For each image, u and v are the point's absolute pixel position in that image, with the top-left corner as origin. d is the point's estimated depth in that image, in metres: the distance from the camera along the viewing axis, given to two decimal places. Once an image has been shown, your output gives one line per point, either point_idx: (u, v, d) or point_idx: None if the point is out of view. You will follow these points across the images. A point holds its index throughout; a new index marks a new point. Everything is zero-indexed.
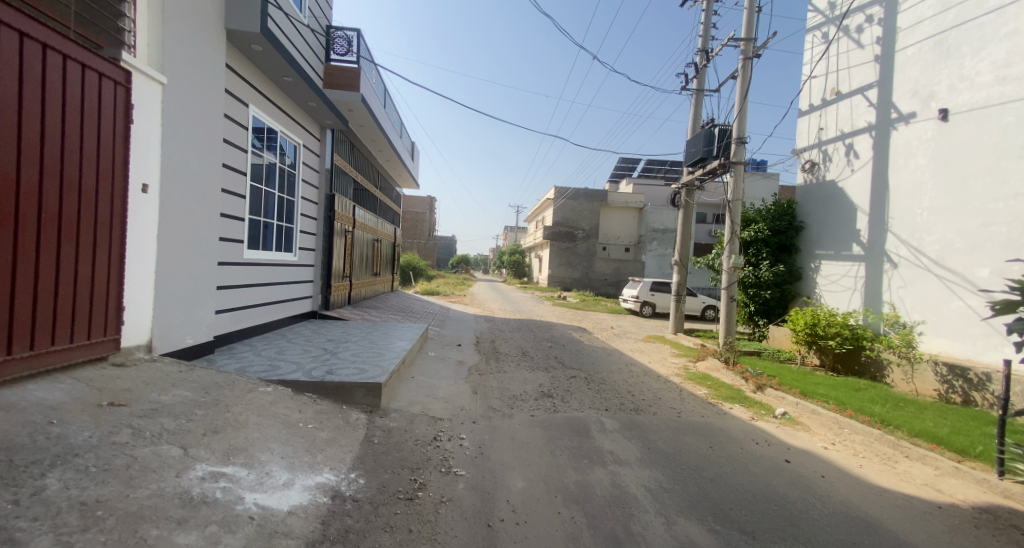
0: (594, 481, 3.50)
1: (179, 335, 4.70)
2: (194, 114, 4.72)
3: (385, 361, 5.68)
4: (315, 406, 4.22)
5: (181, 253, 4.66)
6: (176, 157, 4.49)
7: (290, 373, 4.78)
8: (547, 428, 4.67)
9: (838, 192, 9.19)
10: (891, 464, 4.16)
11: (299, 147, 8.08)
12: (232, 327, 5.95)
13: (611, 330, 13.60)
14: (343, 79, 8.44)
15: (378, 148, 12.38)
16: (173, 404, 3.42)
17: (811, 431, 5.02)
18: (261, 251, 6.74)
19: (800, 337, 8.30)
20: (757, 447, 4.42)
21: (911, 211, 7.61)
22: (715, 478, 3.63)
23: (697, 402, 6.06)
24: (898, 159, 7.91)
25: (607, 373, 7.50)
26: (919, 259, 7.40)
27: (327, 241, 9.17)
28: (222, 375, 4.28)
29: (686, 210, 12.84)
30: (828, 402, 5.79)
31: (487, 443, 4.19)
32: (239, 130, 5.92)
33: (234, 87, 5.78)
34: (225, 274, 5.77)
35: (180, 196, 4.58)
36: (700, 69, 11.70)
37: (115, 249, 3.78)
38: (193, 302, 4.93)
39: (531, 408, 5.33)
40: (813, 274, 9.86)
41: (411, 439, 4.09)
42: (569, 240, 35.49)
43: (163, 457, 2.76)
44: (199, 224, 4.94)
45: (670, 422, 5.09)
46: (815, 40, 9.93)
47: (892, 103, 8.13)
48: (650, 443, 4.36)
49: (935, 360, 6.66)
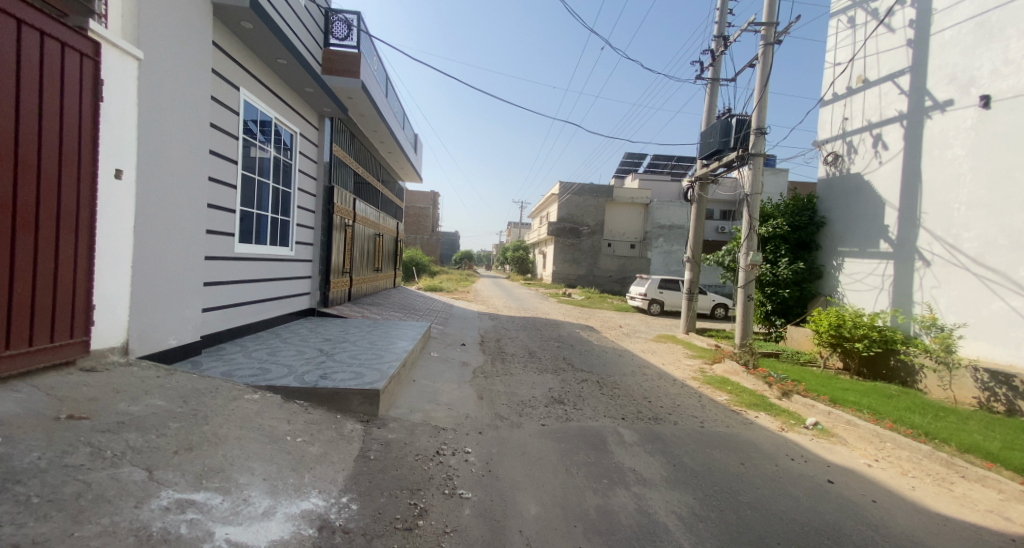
0: (618, 506, 3.10)
1: (159, 336, 4.30)
2: (175, 95, 4.30)
3: (384, 364, 5.28)
4: (305, 416, 3.82)
5: (163, 245, 4.26)
6: (156, 141, 4.08)
7: (281, 378, 4.39)
8: (560, 440, 4.25)
9: (865, 185, 8.72)
10: (946, 486, 3.74)
11: (297, 135, 7.68)
12: (221, 326, 5.56)
13: (621, 329, 13.13)
14: (343, 65, 8.04)
15: (380, 138, 11.95)
16: (144, 416, 3.02)
17: (849, 444, 4.61)
18: (254, 245, 6.35)
19: (823, 339, 7.83)
20: (794, 464, 4.00)
21: (946, 205, 7.14)
22: (755, 504, 3.21)
23: (720, 409, 5.63)
24: (932, 149, 7.44)
25: (620, 376, 7.08)
26: (955, 257, 6.95)
27: (326, 234, 8.78)
28: (205, 381, 3.89)
29: (699, 204, 12.36)
30: (863, 411, 5.36)
31: (496, 459, 3.78)
32: (228, 114, 5.51)
33: (222, 69, 5.37)
34: (213, 270, 5.37)
35: (161, 183, 4.17)
36: (715, 56, 11.20)
37: (82, 241, 3.38)
38: (177, 299, 4.54)
39: (541, 416, 4.91)
40: (835, 273, 9.40)
41: (411, 454, 3.69)
42: (573, 236, 35.02)
43: (124, 484, 2.36)
44: (182, 216, 4.53)
45: (693, 433, 4.68)
46: (840, 24, 9.43)
47: (926, 90, 7.65)
48: (675, 459, 3.94)
49: (975, 366, 6.16)
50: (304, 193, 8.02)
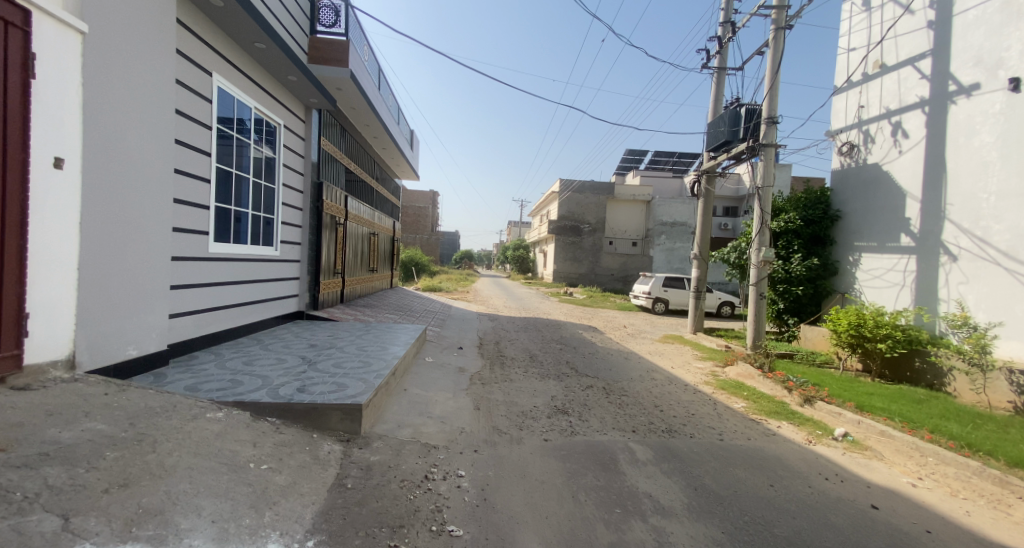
0: (634, 544, 2.65)
1: (115, 345, 3.84)
2: (129, 75, 3.83)
3: (371, 374, 4.82)
4: (275, 437, 3.36)
5: (119, 244, 3.80)
6: (107, 126, 3.63)
7: (253, 392, 3.92)
8: (564, 459, 3.79)
9: (883, 176, 8.27)
10: (1004, 510, 3.26)
11: (280, 128, 7.22)
12: (192, 333, 5.10)
13: (625, 329, 12.66)
14: (329, 53, 7.57)
15: (373, 133, 11.49)
16: (77, 444, 2.53)
17: (885, 459, 4.13)
18: (232, 244, 5.89)
19: (842, 339, 7.35)
20: (829, 485, 3.53)
21: (974, 195, 6.67)
22: (793, 539, 2.75)
23: (738, 418, 5.16)
24: (957, 137, 6.96)
25: (628, 382, 6.62)
26: (984, 251, 6.48)
27: (314, 233, 8.33)
28: (163, 397, 3.41)
29: (706, 199, 11.90)
30: (895, 419, 4.89)
31: (493, 484, 3.31)
32: (197, 101, 5.04)
33: (190, 51, 4.91)
34: (182, 272, 4.91)
35: (114, 174, 3.71)
36: (723, 44, 10.74)
37: (9, 238, 2.94)
38: (139, 304, 4.09)
39: (543, 430, 4.45)
40: (852, 269, 8.95)
41: (396, 480, 3.23)
42: (574, 233, 34.49)
43: (29, 537, 1.89)
44: (146, 212, 4.08)
45: (712, 448, 4.21)
46: (854, 8, 9.00)
47: (949, 75, 7.18)
48: (695, 480, 3.48)
49: (1011, 368, 5.68)
50: (289, 189, 7.57)
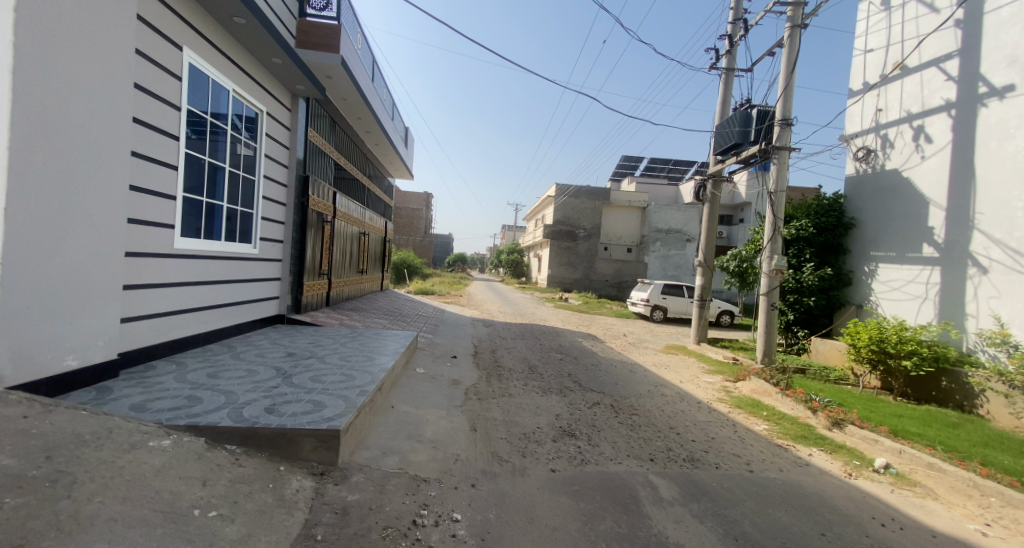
0: None
1: (46, 355, 3.23)
2: (76, 40, 3.27)
3: (353, 389, 4.25)
4: (234, 472, 2.78)
5: (56, 236, 3.20)
6: (40, 96, 3.03)
7: (212, 412, 3.33)
8: (578, 497, 3.23)
9: (904, 182, 7.86)
10: None
11: (263, 114, 6.63)
12: (148, 338, 4.49)
13: (625, 338, 12.13)
14: (318, 37, 6.99)
15: (364, 127, 10.89)
16: None
17: (940, 498, 3.62)
18: (203, 241, 5.29)
19: (862, 355, 6.85)
20: (889, 535, 3.01)
21: (1005, 204, 6.28)
22: None
23: (763, 444, 4.63)
24: (989, 142, 6.56)
25: (637, 398, 6.07)
26: (1019, 264, 6.06)
27: (298, 231, 7.74)
28: (98, 420, 2.79)
29: (713, 203, 11.43)
30: (941, 448, 4.39)
31: (495, 533, 2.74)
32: (161, 77, 4.45)
33: (154, 22, 4.35)
34: (139, 269, 4.31)
35: (54, 155, 3.14)
36: (733, 43, 10.32)
37: None
38: (83, 306, 3.50)
39: (550, 458, 3.89)
40: (867, 280, 8.51)
41: (378, 528, 2.66)
42: (569, 239, 33.96)
43: None
44: (95, 198, 3.50)
45: (744, 482, 3.67)
46: (872, 7, 8.65)
47: (980, 76, 6.79)
48: (733, 528, 2.94)
49: None
50: (272, 182, 6.97)
